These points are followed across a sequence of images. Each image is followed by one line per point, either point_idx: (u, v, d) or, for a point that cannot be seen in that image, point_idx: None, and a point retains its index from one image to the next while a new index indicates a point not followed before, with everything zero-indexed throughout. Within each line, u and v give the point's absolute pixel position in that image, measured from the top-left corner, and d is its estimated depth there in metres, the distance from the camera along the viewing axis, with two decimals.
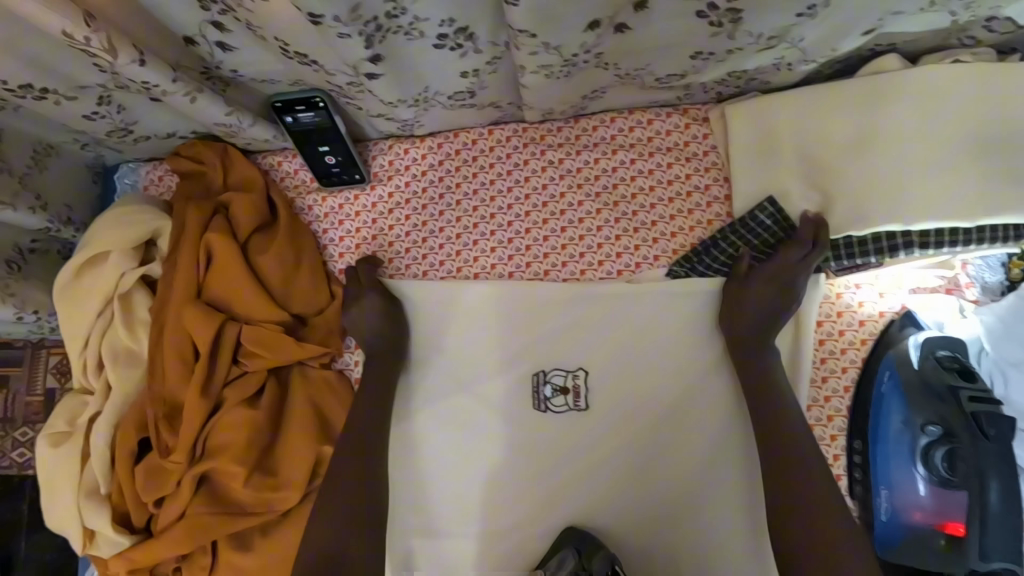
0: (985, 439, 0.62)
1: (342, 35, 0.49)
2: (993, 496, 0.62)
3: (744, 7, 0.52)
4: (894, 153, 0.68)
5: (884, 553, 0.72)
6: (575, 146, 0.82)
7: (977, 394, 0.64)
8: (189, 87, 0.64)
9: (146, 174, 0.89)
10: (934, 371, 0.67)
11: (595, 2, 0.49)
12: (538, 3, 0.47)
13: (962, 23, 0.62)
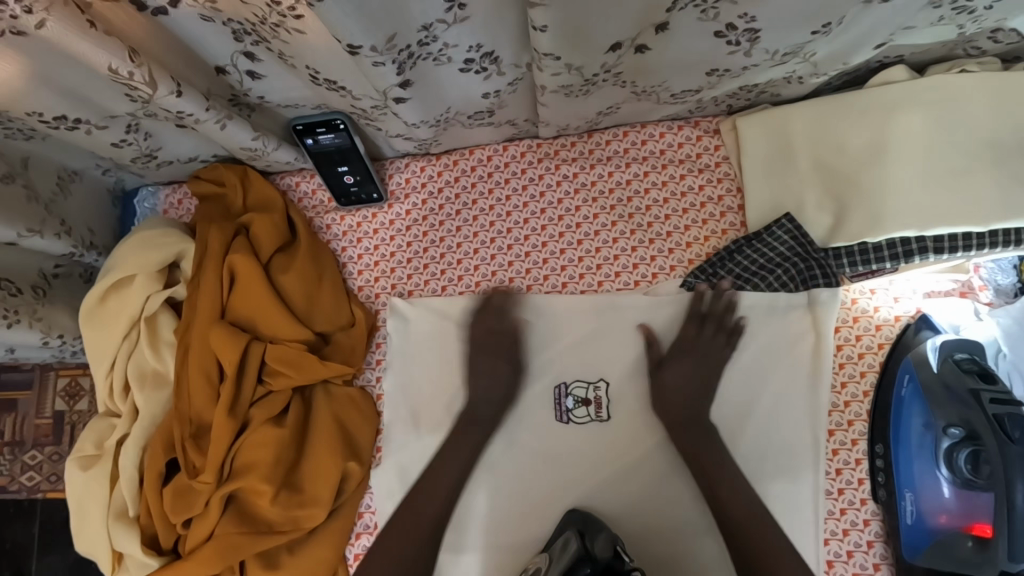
0: (1009, 441, 0.60)
1: (377, 64, 0.45)
2: (1020, 495, 0.58)
3: (762, 26, 0.52)
4: (904, 161, 0.69)
5: (911, 560, 0.67)
6: (589, 160, 0.83)
7: (998, 396, 0.63)
8: (222, 115, 0.60)
9: (166, 198, 0.90)
10: (953, 372, 0.66)
11: (621, 25, 0.48)
12: (566, 27, 0.46)
13: (967, 35, 0.63)
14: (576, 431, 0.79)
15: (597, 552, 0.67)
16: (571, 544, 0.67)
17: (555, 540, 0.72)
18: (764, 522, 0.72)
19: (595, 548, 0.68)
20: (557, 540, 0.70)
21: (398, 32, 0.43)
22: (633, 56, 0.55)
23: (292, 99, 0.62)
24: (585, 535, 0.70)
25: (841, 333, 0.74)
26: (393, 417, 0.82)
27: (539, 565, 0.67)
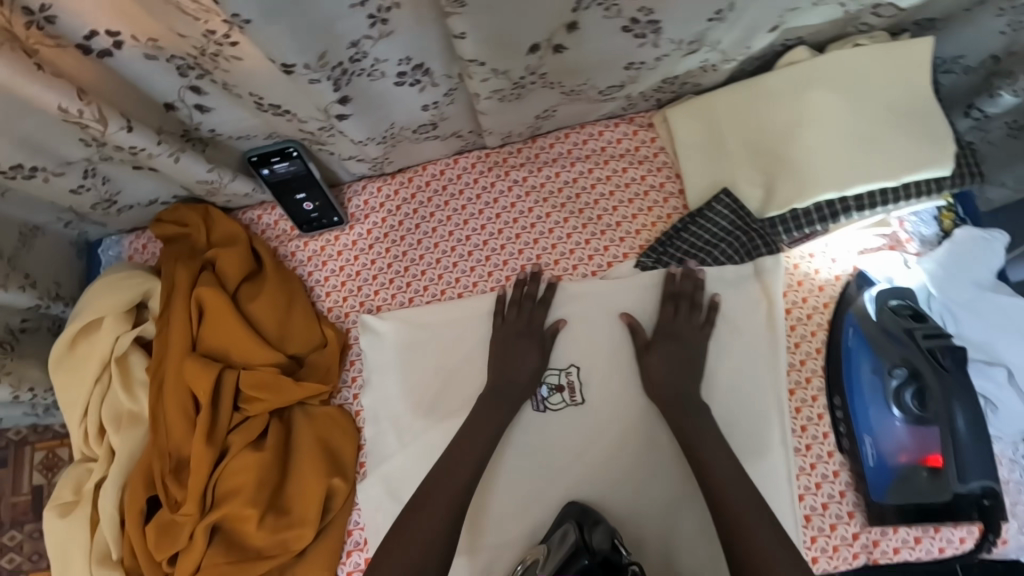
0: (945, 371, 0.67)
1: (313, 81, 0.49)
2: (959, 422, 0.66)
3: (662, 17, 0.57)
4: (820, 132, 0.74)
5: (877, 499, 0.70)
6: (536, 164, 0.88)
7: (934, 332, 0.68)
8: (173, 148, 0.63)
9: (130, 244, 0.91)
10: (890, 319, 0.71)
11: (534, 27, 0.53)
12: (483, 33, 0.51)
13: (853, 12, 0.70)
14: (562, 423, 0.81)
15: (596, 544, 0.71)
16: (570, 537, 0.71)
17: (553, 531, 0.74)
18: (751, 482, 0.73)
19: (592, 540, 0.71)
20: (556, 530, 0.74)
21: (328, 50, 0.47)
22: (553, 56, 0.60)
23: (243, 129, 0.66)
24: (583, 526, 0.73)
25: (789, 297, 0.79)
26: (375, 430, 0.83)
27: (538, 555, 0.69)
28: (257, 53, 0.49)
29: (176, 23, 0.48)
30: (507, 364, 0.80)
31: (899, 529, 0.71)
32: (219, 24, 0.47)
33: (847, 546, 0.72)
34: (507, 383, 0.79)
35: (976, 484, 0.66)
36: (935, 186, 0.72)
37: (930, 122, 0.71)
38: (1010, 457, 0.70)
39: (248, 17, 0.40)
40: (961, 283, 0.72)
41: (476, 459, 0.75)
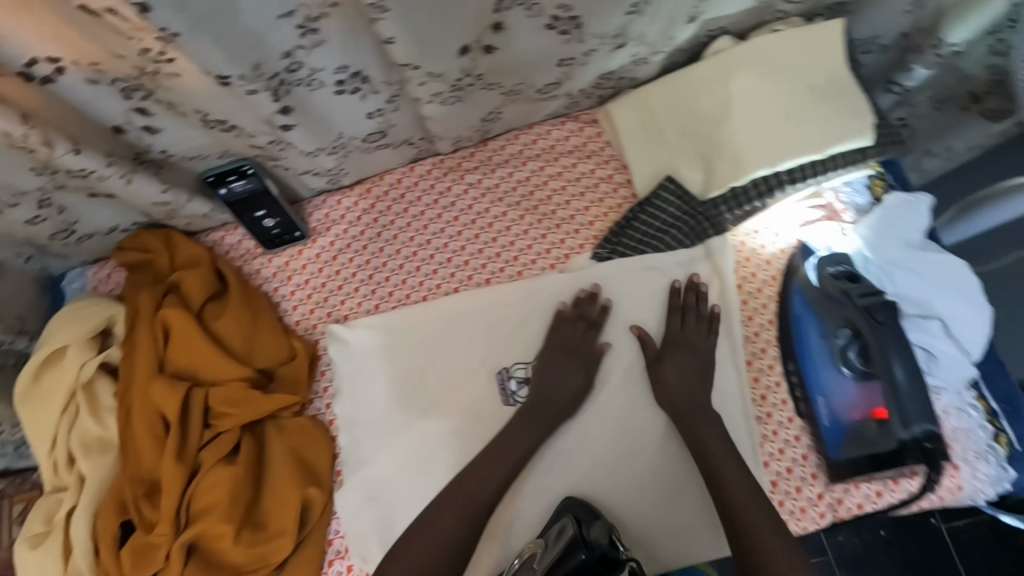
0: (880, 325, 0.71)
1: (251, 92, 0.52)
2: (898, 372, 0.70)
3: (581, 12, 0.61)
4: (750, 114, 0.78)
5: (833, 457, 0.73)
6: (490, 166, 0.91)
7: (867, 292, 0.72)
8: (124, 169, 0.65)
9: (94, 275, 0.91)
10: (829, 285, 0.75)
11: (461, 28, 0.56)
12: (412, 37, 0.54)
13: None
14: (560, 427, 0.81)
15: (593, 539, 0.70)
16: (568, 530, 0.69)
17: (551, 526, 0.74)
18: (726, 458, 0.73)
19: (591, 535, 0.70)
20: (554, 525, 0.73)
21: (262, 61, 0.50)
22: (485, 57, 0.63)
23: (194, 148, 0.68)
24: (581, 522, 0.72)
25: (740, 274, 0.82)
26: (350, 439, 0.83)
27: (536, 550, 0.71)
28: (194, 68, 0.52)
29: (115, 43, 0.50)
30: (550, 381, 0.79)
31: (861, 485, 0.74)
32: (153, 42, 0.49)
33: (813, 507, 0.74)
34: (548, 401, 0.79)
35: (919, 429, 0.69)
36: (860, 156, 0.77)
37: (850, 97, 0.76)
38: (956, 405, 0.74)
39: (175, 30, 0.43)
40: (892, 244, 0.76)
41: (486, 476, 0.76)
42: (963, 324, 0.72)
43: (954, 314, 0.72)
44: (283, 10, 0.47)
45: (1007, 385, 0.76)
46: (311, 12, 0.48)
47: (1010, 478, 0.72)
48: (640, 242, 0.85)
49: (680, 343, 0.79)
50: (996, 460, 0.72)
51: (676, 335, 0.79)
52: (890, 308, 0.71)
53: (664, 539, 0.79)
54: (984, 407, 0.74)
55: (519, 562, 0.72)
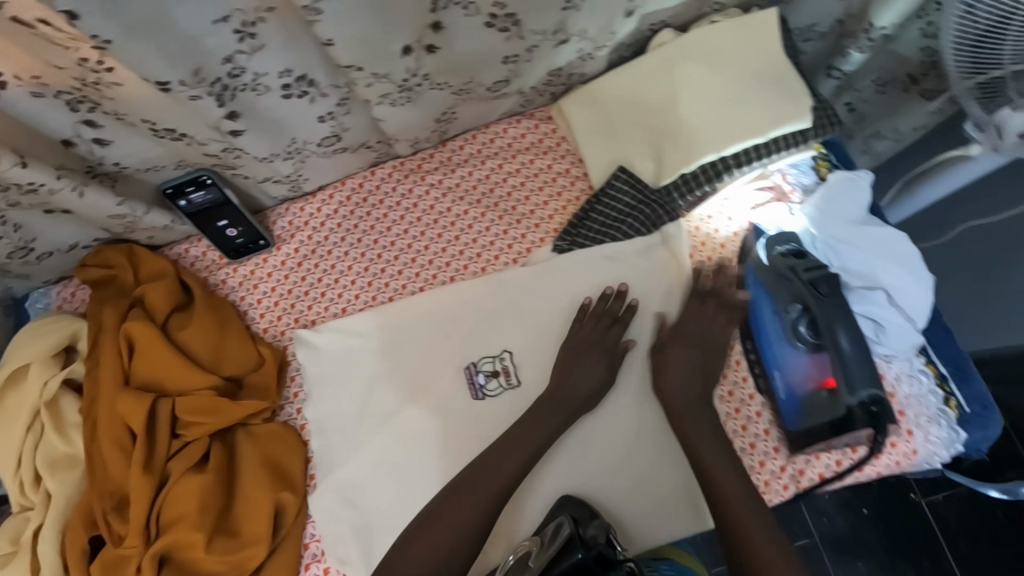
0: (823, 297, 0.71)
1: (193, 98, 0.54)
2: (843, 341, 0.70)
3: (516, 10, 0.64)
4: (694, 102, 0.81)
5: (790, 427, 0.75)
6: (449, 166, 0.93)
7: (812, 265, 0.73)
8: (75, 182, 0.67)
9: (59, 294, 0.91)
10: (776, 263, 0.77)
11: (399, 28, 0.58)
12: (350, 38, 0.56)
13: None
14: None
15: (590, 536, 0.70)
16: (565, 529, 0.69)
17: (548, 523, 0.75)
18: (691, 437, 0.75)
19: (588, 533, 0.71)
20: (550, 524, 0.73)
21: (201, 65, 0.52)
22: (429, 56, 0.65)
23: (148, 159, 0.69)
24: (578, 521, 0.73)
25: (695, 258, 0.85)
26: (322, 443, 0.83)
27: (531, 547, 0.71)
28: (134, 76, 0.54)
29: (54, 54, 0.52)
30: (570, 375, 0.79)
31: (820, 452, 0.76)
32: (88, 50, 0.51)
33: (777, 479, 0.77)
34: (570, 395, 0.78)
35: (866, 394, 0.68)
36: (801, 138, 0.80)
37: (787, 81, 0.80)
38: (907, 372, 0.76)
39: (107, 36, 0.46)
40: (836, 221, 0.78)
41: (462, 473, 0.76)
42: (906, 293, 0.74)
43: (896, 284, 0.75)
44: (218, 15, 0.49)
45: (954, 351, 0.79)
46: (246, 17, 0.51)
47: (962, 439, 0.75)
48: (601, 233, 0.87)
49: (686, 329, 0.80)
50: (948, 423, 0.75)
51: (682, 321, 0.80)
52: (833, 280, 0.72)
53: (643, 525, 0.79)
54: (933, 372, 0.77)
55: (514, 558, 0.71)
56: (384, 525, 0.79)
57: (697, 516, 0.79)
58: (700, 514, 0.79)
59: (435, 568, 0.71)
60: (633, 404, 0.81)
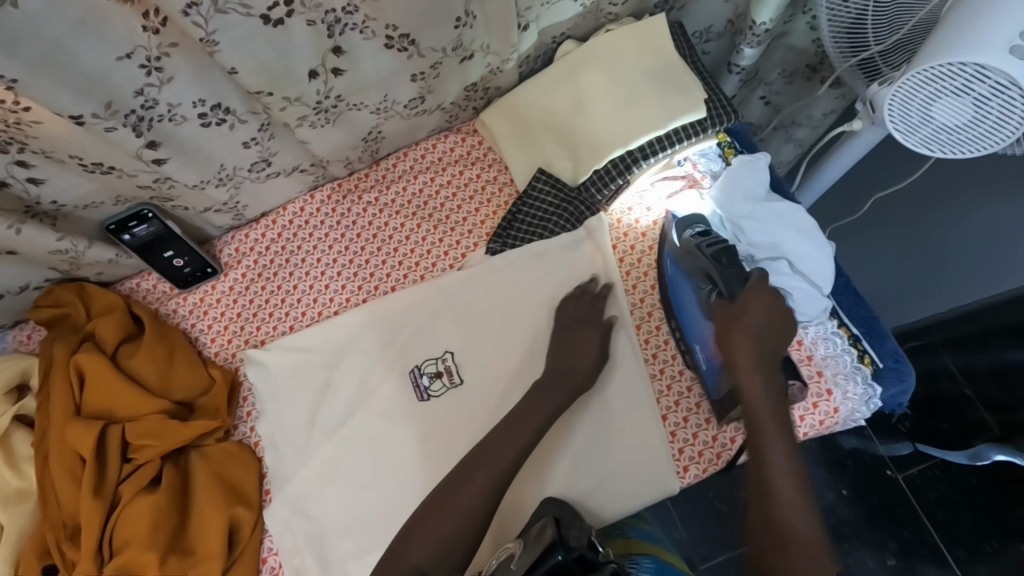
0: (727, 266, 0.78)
1: (110, 128, 0.64)
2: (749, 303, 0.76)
3: (410, 31, 0.72)
4: (598, 103, 0.88)
5: (713, 395, 0.80)
6: (384, 183, 0.97)
7: (713, 242, 0.79)
8: (12, 220, 0.73)
9: (15, 337, 0.93)
10: (688, 244, 0.81)
11: (301, 54, 0.68)
12: (254, 65, 0.65)
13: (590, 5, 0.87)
14: (476, 416, 0.84)
15: (572, 539, 0.70)
16: (547, 531, 0.70)
17: (532, 525, 0.75)
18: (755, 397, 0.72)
19: (569, 536, 0.71)
20: (535, 525, 0.74)
21: (113, 99, 0.62)
22: (336, 79, 0.74)
23: (83, 196, 0.76)
24: (562, 523, 0.73)
25: (619, 248, 0.89)
26: (276, 457, 0.85)
27: (515, 549, 0.72)
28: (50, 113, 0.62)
29: None
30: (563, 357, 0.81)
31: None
32: (6, 94, 0.59)
33: (710, 448, 0.80)
34: (571, 371, 0.80)
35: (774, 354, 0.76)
36: (698, 127, 0.87)
37: (683, 77, 0.87)
38: (822, 335, 0.81)
39: (13, 76, 0.55)
40: (739, 200, 0.83)
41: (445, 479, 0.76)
42: (810, 261, 0.79)
43: (799, 254, 0.80)
44: (122, 54, 0.60)
45: (865, 312, 0.84)
46: (150, 53, 0.61)
47: (878, 394, 0.79)
48: (529, 233, 0.90)
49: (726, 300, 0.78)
50: (863, 378, 0.79)
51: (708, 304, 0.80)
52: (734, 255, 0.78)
53: (597, 505, 0.80)
54: (847, 333, 0.82)
55: (496, 562, 0.72)
56: (336, 531, 0.81)
57: (649, 493, 0.79)
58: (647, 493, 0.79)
59: (431, 564, 0.70)
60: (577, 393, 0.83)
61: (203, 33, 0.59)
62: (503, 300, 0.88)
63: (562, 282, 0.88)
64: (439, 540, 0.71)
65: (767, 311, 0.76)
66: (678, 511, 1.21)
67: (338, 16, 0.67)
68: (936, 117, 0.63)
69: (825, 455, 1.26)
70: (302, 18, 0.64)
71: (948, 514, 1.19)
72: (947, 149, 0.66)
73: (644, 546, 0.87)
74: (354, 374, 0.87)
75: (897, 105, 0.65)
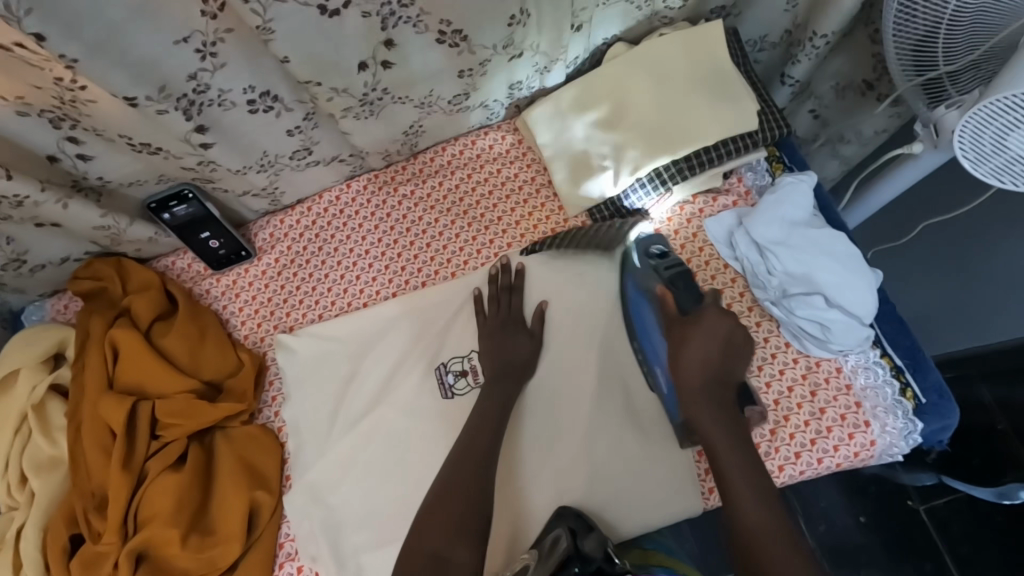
0: (660, 273, 0.83)
1: (162, 111, 0.65)
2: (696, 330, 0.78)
3: (463, 27, 0.72)
4: (643, 111, 0.86)
5: (674, 419, 0.80)
6: (421, 177, 0.96)
7: (671, 265, 0.83)
8: (59, 195, 0.74)
9: (52, 306, 0.95)
10: (648, 266, 0.83)
11: (352, 46, 0.68)
12: (306, 56, 0.65)
13: (646, 8, 0.85)
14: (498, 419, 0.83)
15: (588, 550, 0.69)
16: (563, 543, 0.69)
17: (546, 534, 0.73)
18: (727, 433, 0.73)
19: (584, 546, 0.69)
20: (547, 537, 0.72)
21: (167, 83, 0.63)
22: (385, 72, 0.74)
23: (129, 174, 0.77)
24: (576, 534, 0.71)
25: None
26: (297, 443, 0.85)
27: (529, 561, 0.68)
28: (104, 93, 0.63)
29: (33, 77, 0.60)
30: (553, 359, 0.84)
31: (776, 433, 0.77)
32: (63, 71, 0.60)
33: None
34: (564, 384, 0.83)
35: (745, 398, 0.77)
36: (749, 140, 0.84)
37: (735, 87, 0.84)
38: (863, 364, 0.79)
39: (74, 56, 0.55)
40: (774, 226, 0.79)
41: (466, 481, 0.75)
42: (843, 291, 0.76)
43: (835, 287, 0.76)
44: (179, 38, 0.60)
45: (911, 344, 0.80)
46: (206, 38, 0.61)
47: (919, 430, 0.76)
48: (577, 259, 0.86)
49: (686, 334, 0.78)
50: (904, 413, 0.76)
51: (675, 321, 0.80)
52: (687, 279, 0.82)
53: (620, 518, 0.78)
54: (889, 363, 0.79)
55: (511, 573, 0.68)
56: (349, 523, 0.80)
57: (673, 510, 0.77)
58: (671, 510, 0.77)
59: None
60: (602, 403, 0.81)
61: (260, 21, 0.59)
62: (536, 303, 0.86)
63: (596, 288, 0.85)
64: (443, 527, 0.70)
65: (720, 331, 0.77)
66: (690, 530, 1.18)
67: (393, 10, 0.66)
68: (1011, 148, 0.60)
69: (846, 480, 1.22)
70: (357, 9, 0.64)
71: (972, 549, 1.14)
72: (1018, 182, 0.63)
73: (661, 559, 0.82)
74: (381, 366, 0.87)
75: (968, 133, 0.62)
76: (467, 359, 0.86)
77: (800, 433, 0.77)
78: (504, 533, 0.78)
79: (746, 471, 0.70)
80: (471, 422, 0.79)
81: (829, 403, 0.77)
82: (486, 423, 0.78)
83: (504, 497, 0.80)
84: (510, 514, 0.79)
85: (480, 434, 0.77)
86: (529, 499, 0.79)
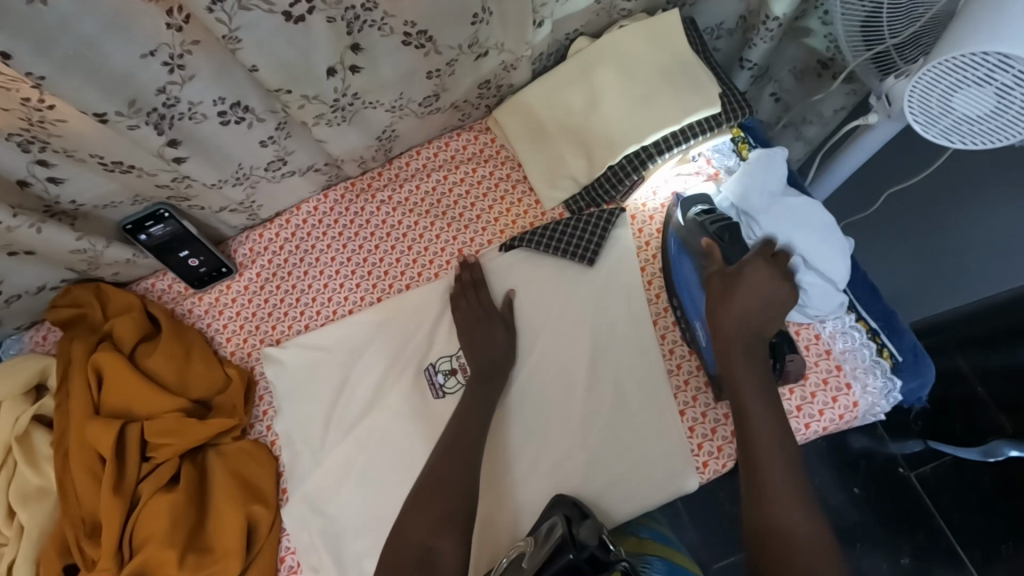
0: (708, 229, 0.82)
1: (132, 126, 0.65)
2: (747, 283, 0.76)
3: (427, 27, 0.74)
4: (610, 100, 0.88)
5: (710, 371, 0.80)
6: (398, 182, 0.96)
7: (717, 219, 0.82)
8: (33, 219, 0.73)
9: (31, 338, 0.93)
10: (693, 222, 0.83)
11: (321, 53, 0.69)
12: (274, 64, 0.66)
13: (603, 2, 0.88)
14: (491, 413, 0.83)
15: (584, 536, 0.67)
16: (557, 530, 0.68)
17: (543, 524, 0.73)
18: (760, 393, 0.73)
19: (580, 532, 0.68)
20: (544, 525, 0.72)
21: (136, 97, 0.63)
22: (354, 77, 0.75)
23: (102, 194, 0.77)
24: (571, 521, 0.71)
25: (641, 257, 0.89)
26: (291, 455, 0.85)
27: (525, 548, 0.69)
28: (74, 111, 0.63)
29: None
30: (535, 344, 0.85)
31: None
32: (31, 91, 0.60)
33: (729, 444, 0.80)
34: (553, 372, 0.84)
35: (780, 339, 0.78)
36: (714, 123, 0.87)
37: (696, 73, 0.87)
38: (840, 330, 0.81)
39: (41, 74, 0.55)
40: (756, 194, 0.82)
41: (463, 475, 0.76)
42: (821, 257, 0.78)
43: (813, 250, 0.79)
44: (146, 52, 0.60)
45: (883, 307, 0.83)
46: (173, 50, 0.62)
47: (898, 388, 0.79)
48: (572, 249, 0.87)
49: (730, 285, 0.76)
50: (882, 373, 0.79)
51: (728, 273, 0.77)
52: (734, 232, 0.81)
53: (619, 500, 0.79)
54: (865, 327, 0.82)
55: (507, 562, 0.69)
56: (350, 529, 0.80)
57: (669, 487, 0.79)
58: (669, 487, 0.79)
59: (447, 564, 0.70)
60: (592, 389, 0.83)
61: (226, 30, 0.60)
62: (521, 296, 0.88)
63: (578, 277, 0.87)
64: (444, 519, 0.71)
65: (765, 285, 0.75)
66: (690, 516, 1.19)
67: (357, 14, 0.68)
68: (957, 108, 0.63)
69: (835, 455, 1.24)
70: (322, 15, 0.65)
71: (961, 513, 1.16)
72: (967, 141, 0.66)
73: (657, 549, 0.84)
74: (371, 371, 0.87)
75: (917, 98, 0.66)
76: (455, 357, 0.86)
77: (786, 401, 0.79)
78: (506, 524, 0.79)
79: (775, 437, 0.71)
80: (465, 417, 0.79)
81: (811, 369, 0.80)
82: (480, 416, 0.79)
83: (503, 488, 0.80)
84: (510, 505, 0.80)
85: (476, 426, 0.78)
86: (527, 490, 0.80)
